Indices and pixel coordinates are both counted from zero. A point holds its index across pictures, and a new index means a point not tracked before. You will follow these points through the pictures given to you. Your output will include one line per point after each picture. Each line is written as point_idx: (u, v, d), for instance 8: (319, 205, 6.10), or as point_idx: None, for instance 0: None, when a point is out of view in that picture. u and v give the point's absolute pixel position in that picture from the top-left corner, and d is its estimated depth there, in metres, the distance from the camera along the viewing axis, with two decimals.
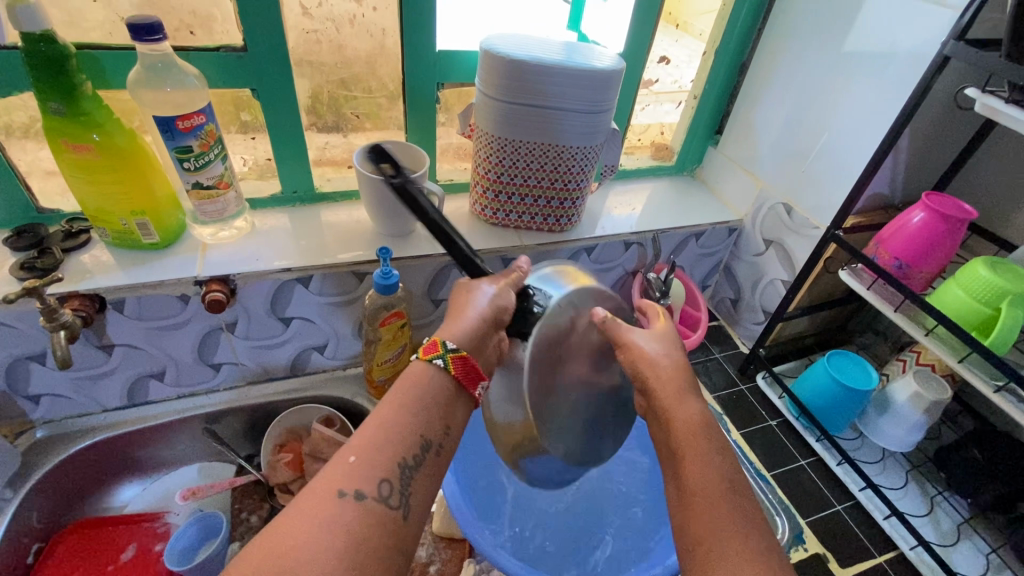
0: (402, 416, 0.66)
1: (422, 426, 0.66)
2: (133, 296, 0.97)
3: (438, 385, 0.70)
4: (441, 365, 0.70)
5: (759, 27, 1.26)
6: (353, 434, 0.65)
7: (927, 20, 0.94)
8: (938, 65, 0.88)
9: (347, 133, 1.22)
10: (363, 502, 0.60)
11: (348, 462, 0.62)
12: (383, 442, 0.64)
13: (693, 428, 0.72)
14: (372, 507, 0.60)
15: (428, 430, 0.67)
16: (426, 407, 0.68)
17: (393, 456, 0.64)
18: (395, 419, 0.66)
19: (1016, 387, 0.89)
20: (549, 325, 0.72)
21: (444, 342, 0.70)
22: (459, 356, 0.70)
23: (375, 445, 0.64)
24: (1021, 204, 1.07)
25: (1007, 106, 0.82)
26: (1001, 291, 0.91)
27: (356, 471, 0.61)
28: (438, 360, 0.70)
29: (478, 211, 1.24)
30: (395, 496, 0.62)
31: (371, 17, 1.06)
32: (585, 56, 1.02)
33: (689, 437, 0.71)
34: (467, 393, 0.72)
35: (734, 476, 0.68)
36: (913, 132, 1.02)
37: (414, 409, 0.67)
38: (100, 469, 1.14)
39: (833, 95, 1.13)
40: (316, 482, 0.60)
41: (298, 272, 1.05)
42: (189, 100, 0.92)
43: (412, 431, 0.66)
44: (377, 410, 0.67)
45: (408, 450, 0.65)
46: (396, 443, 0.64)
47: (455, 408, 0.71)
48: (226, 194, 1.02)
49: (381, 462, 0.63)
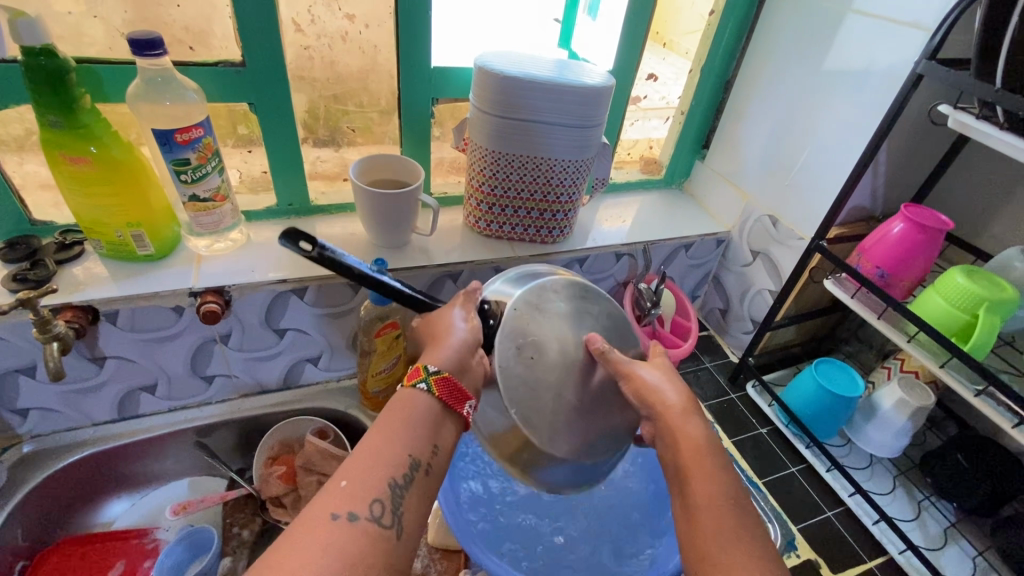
0: (392, 438, 0.67)
1: (409, 443, 0.67)
2: (127, 308, 0.97)
3: (427, 407, 0.70)
4: (426, 388, 0.70)
5: (743, 46, 1.31)
6: (345, 460, 0.65)
7: (901, 41, 0.99)
8: (912, 84, 0.92)
9: (341, 147, 1.24)
10: (356, 524, 0.59)
11: (340, 486, 0.62)
12: (373, 464, 0.64)
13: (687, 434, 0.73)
14: (365, 528, 0.60)
15: (419, 449, 0.67)
16: (415, 428, 0.68)
17: (384, 477, 0.64)
18: (385, 441, 0.66)
19: (996, 391, 0.92)
20: (508, 336, 0.79)
21: (427, 366, 0.72)
22: (442, 378, 0.71)
23: (365, 468, 0.64)
24: (995, 215, 1.11)
25: (978, 122, 0.87)
26: (980, 298, 0.94)
27: (347, 493, 0.61)
28: (422, 385, 0.71)
29: (472, 223, 1.26)
30: (388, 516, 0.62)
31: (367, 34, 1.08)
32: (576, 73, 1.05)
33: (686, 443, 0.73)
34: (456, 414, 0.72)
35: (722, 483, 0.70)
36: (891, 147, 1.06)
37: (404, 430, 0.68)
38: (87, 484, 1.12)
39: (815, 112, 1.17)
40: (309, 507, 0.60)
41: (293, 283, 1.06)
42: (187, 113, 0.93)
43: (402, 452, 0.66)
44: (368, 434, 0.67)
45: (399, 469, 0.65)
46: (386, 464, 0.65)
47: (443, 428, 0.71)
48: (222, 206, 1.03)
49: (374, 484, 0.63)
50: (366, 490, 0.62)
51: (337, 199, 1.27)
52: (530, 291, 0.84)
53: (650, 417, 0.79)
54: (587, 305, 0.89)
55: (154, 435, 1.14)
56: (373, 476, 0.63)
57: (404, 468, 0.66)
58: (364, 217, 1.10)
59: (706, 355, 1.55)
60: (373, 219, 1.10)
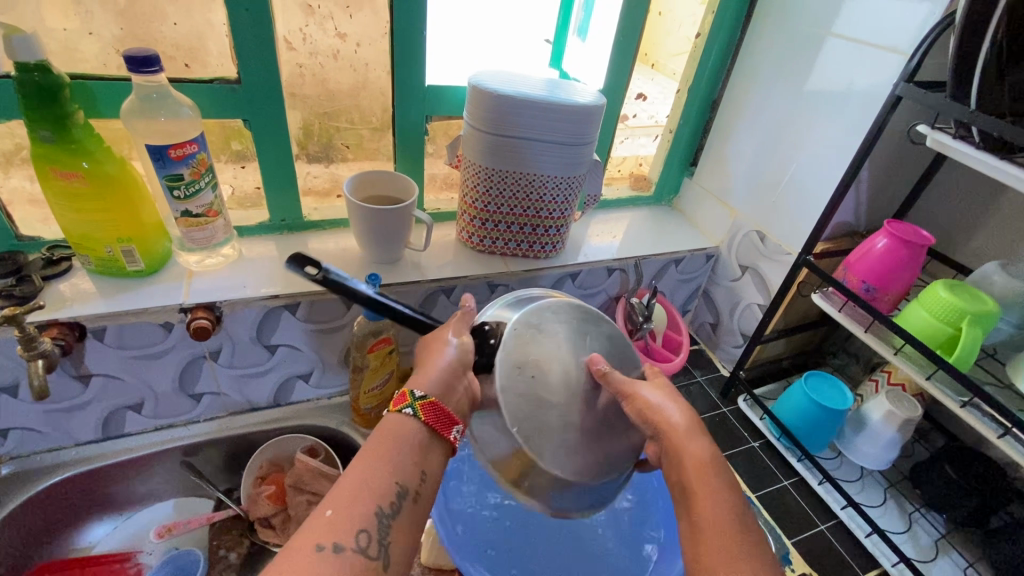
0: (379, 466, 0.66)
1: (398, 473, 0.67)
2: (116, 324, 0.95)
3: (414, 432, 0.70)
4: (411, 413, 0.70)
5: (728, 67, 1.35)
6: (330, 488, 0.65)
7: (880, 63, 1.03)
8: (891, 105, 0.96)
9: (334, 163, 1.24)
10: (341, 555, 0.60)
11: (325, 515, 0.62)
12: (360, 493, 0.64)
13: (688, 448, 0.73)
14: (351, 560, 0.60)
15: (405, 476, 0.67)
16: (401, 455, 0.68)
17: (370, 506, 0.64)
18: (371, 469, 0.66)
19: (981, 402, 0.94)
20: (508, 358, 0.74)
21: (412, 390, 0.71)
22: (427, 403, 0.70)
23: (351, 498, 0.64)
24: (974, 230, 1.15)
25: (955, 141, 0.90)
26: (962, 312, 0.96)
27: (333, 524, 0.61)
28: (407, 410, 0.70)
29: (465, 239, 1.26)
30: (373, 546, 0.62)
31: (360, 52, 1.10)
32: (568, 93, 1.07)
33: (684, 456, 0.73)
34: (442, 438, 0.72)
35: (719, 497, 0.69)
36: (873, 164, 1.09)
37: (390, 457, 0.67)
38: (68, 506, 1.09)
39: (799, 131, 1.21)
40: (294, 538, 0.60)
41: (285, 298, 1.05)
42: (182, 129, 0.93)
43: (388, 480, 0.66)
44: (353, 461, 0.67)
45: (386, 497, 0.65)
46: (372, 494, 0.65)
47: (430, 454, 0.71)
48: (215, 222, 1.02)
49: (359, 513, 0.63)
50: (350, 520, 0.62)
51: (331, 215, 1.27)
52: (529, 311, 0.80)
53: (642, 432, 0.79)
54: (588, 325, 0.83)
55: (139, 455, 1.11)
56: (359, 506, 0.63)
57: (391, 499, 0.66)
58: (358, 233, 1.10)
59: (697, 369, 1.56)
60: (367, 235, 1.10)
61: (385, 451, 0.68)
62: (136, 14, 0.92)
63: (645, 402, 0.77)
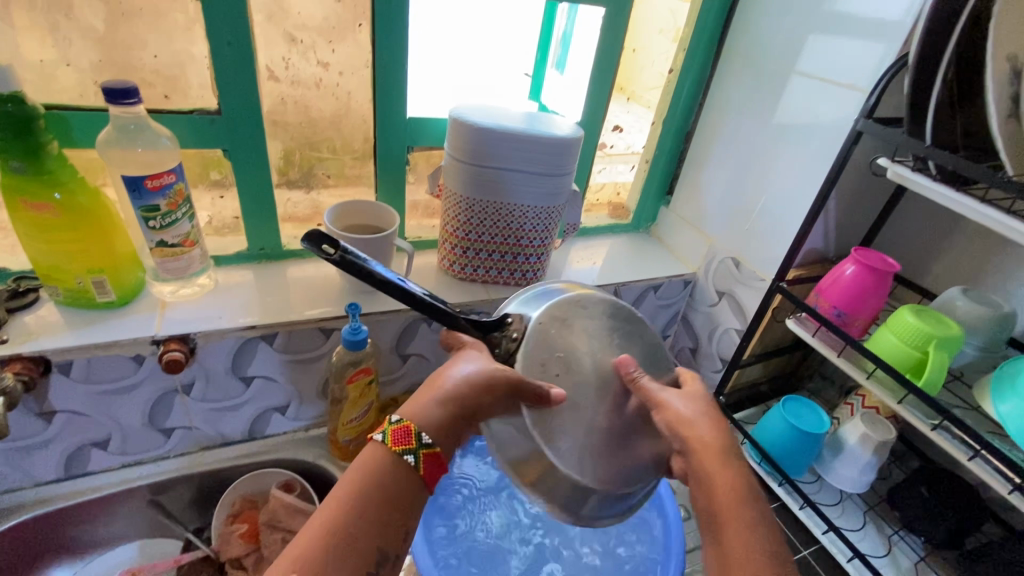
0: (357, 533, 0.63)
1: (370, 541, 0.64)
2: (84, 356, 0.92)
3: (399, 491, 0.66)
4: (412, 462, 0.67)
5: (700, 101, 1.40)
6: (300, 554, 0.61)
7: (841, 99, 1.08)
8: (853, 139, 1.00)
9: (313, 189, 1.24)
10: None
11: None
12: (334, 561, 0.61)
13: (729, 485, 0.71)
14: None
15: (384, 541, 0.65)
16: (382, 520, 0.65)
17: None
18: (349, 534, 0.63)
19: (950, 424, 0.97)
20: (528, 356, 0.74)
21: (418, 435, 0.67)
22: (430, 453, 0.67)
23: (323, 569, 0.60)
24: (936, 256, 1.20)
25: (914, 173, 0.94)
26: (930, 336, 0.99)
27: None
28: (408, 456, 0.66)
29: (446, 267, 1.27)
30: None
31: (340, 81, 1.11)
32: (546, 125, 1.10)
33: (726, 489, 0.70)
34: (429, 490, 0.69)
35: (731, 522, 0.69)
36: (839, 194, 1.14)
37: (370, 523, 0.64)
38: (24, 553, 1.03)
39: (768, 162, 1.25)
40: None
41: (262, 329, 1.03)
42: (159, 160, 0.93)
43: (367, 547, 0.63)
44: (327, 523, 0.63)
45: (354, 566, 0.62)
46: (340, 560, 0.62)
47: (415, 510, 0.68)
48: (191, 252, 1.00)
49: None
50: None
51: None
52: (557, 305, 0.78)
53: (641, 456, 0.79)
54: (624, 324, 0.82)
55: (103, 494, 1.06)
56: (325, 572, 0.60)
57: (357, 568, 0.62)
58: None
59: None
60: None
61: (362, 508, 0.65)
62: (115, 42, 0.92)
63: (630, 431, 0.76)
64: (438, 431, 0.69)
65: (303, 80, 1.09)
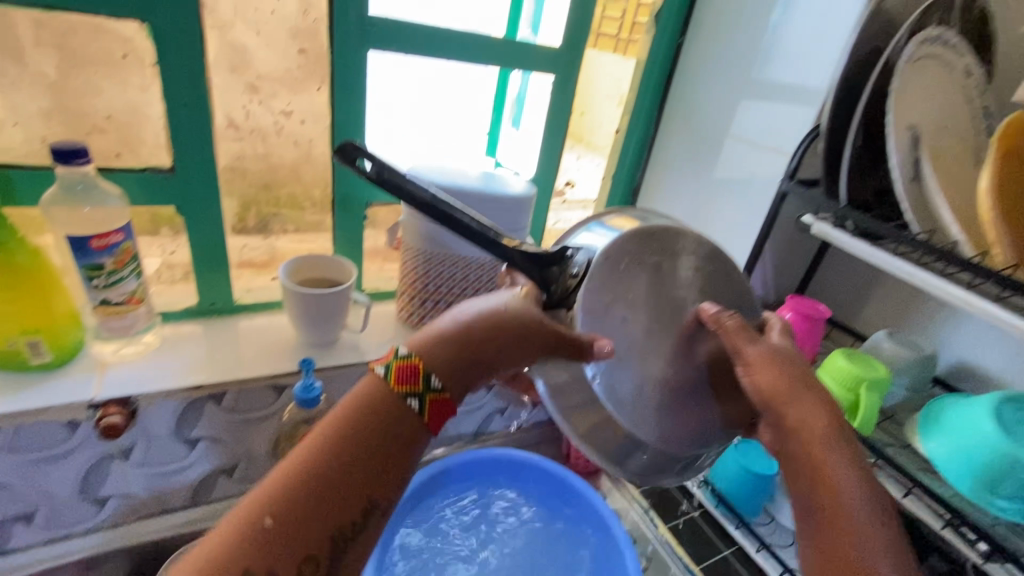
0: (345, 474, 0.58)
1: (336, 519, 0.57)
2: (15, 425, 0.94)
3: (399, 428, 0.60)
4: (417, 407, 0.61)
5: (646, 157, 1.50)
6: (277, 493, 0.56)
7: (771, 157, 1.18)
8: (779, 199, 1.10)
9: (268, 236, 1.24)
10: None
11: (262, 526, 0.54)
12: (317, 503, 0.56)
13: (830, 463, 0.61)
14: None
15: (375, 488, 0.59)
16: (373, 464, 0.59)
17: (326, 525, 0.56)
18: (337, 473, 0.58)
19: (885, 464, 1.02)
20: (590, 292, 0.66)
21: (427, 377, 0.61)
22: (438, 399, 0.61)
23: (302, 512, 0.56)
24: (866, 301, 1.27)
25: (833, 229, 0.99)
26: (860, 378, 1.02)
27: (272, 539, 0.54)
28: (412, 400, 0.61)
29: (404, 317, 1.27)
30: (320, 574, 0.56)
31: (299, 129, 1.13)
32: (500, 184, 1.15)
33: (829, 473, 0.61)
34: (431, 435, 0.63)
35: (838, 507, 0.59)
36: (773, 243, 1.24)
37: (360, 463, 0.58)
38: None
39: (710, 212, 1.34)
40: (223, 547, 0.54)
41: (207, 389, 1.08)
42: (108, 218, 0.96)
43: (356, 491, 0.58)
44: (313, 459, 0.58)
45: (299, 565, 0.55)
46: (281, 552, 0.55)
47: (414, 453, 0.62)
48: (137, 309, 1.02)
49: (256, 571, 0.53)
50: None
51: (263, 296, 1.26)
52: (628, 239, 0.68)
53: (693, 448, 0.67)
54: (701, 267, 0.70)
55: None
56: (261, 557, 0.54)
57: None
58: (291, 314, 1.09)
59: None
60: (304, 318, 1.09)
61: (349, 460, 0.58)
62: (69, 87, 0.93)
63: (666, 405, 0.66)
64: (449, 374, 0.62)
65: (261, 128, 1.11)
